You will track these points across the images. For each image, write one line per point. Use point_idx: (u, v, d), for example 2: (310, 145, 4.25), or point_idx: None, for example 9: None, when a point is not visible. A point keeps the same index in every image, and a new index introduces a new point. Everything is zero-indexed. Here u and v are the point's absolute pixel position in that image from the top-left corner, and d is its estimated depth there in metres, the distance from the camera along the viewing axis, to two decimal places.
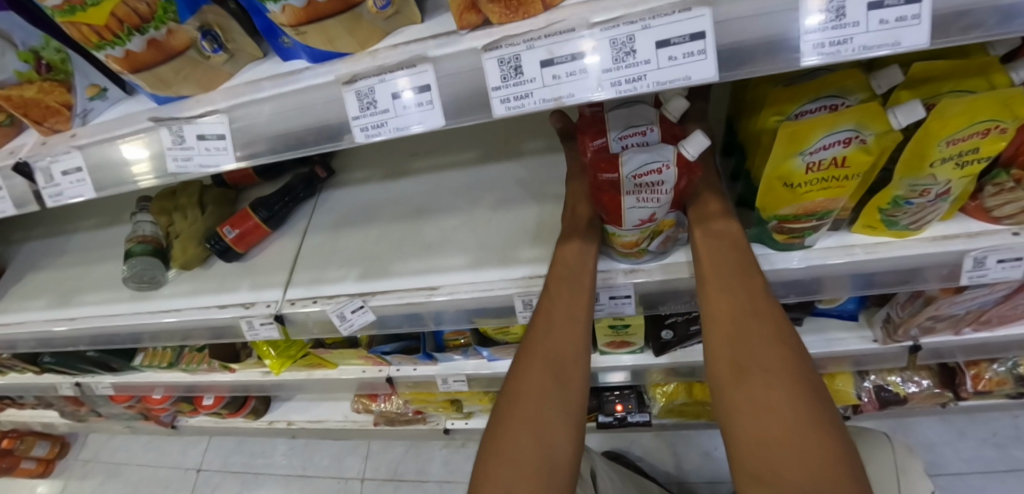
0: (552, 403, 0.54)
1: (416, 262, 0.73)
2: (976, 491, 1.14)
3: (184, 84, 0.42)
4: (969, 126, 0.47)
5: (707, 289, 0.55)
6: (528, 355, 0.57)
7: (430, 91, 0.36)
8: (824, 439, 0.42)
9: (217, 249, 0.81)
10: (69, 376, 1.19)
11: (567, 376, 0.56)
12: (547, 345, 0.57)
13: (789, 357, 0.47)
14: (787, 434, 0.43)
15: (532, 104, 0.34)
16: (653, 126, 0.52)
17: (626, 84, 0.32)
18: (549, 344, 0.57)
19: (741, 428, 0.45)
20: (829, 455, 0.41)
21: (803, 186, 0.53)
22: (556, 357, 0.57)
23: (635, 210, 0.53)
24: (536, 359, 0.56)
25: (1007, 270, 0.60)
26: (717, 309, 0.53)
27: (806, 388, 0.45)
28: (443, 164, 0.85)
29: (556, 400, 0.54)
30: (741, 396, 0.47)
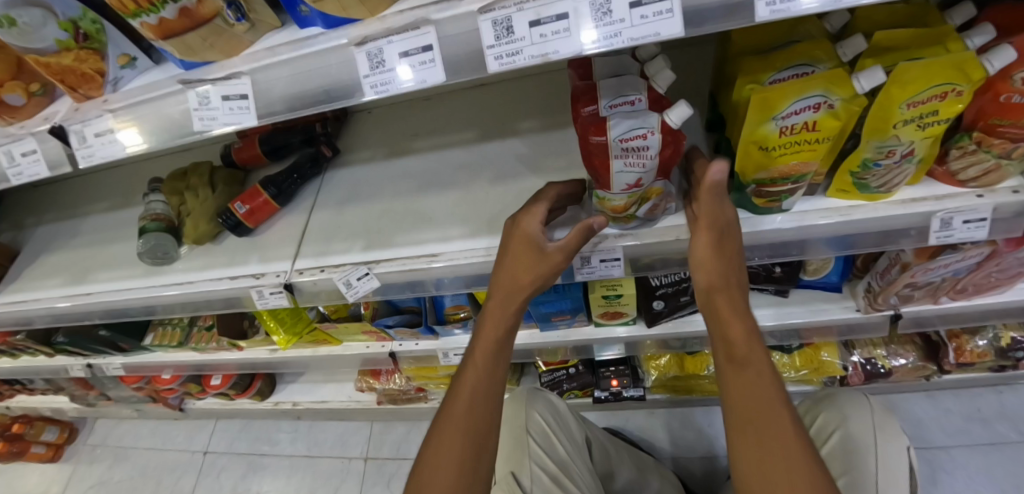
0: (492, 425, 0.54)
1: (417, 233, 0.77)
2: (959, 463, 1.18)
3: (209, 51, 0.47)
4: (926, 89, 0.50)
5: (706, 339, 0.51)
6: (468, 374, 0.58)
7: (432, 51, 0.40)
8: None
9: (228, 224, 0.85)
10: (80, 357, 1.23)
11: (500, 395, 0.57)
12: (480, 376, 0.57)
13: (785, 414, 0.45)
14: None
15: (522, 61, 0.38)
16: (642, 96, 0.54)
17: (605, 40, 0.36)
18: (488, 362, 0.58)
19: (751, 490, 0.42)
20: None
21: (778, 149, 0.57)
22: (485, 407, 0.55)
23: (623, 174, 0.59)
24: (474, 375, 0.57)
25: (972, 231, 0.64)
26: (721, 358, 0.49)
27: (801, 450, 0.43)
28: (442, 143, 0.89)
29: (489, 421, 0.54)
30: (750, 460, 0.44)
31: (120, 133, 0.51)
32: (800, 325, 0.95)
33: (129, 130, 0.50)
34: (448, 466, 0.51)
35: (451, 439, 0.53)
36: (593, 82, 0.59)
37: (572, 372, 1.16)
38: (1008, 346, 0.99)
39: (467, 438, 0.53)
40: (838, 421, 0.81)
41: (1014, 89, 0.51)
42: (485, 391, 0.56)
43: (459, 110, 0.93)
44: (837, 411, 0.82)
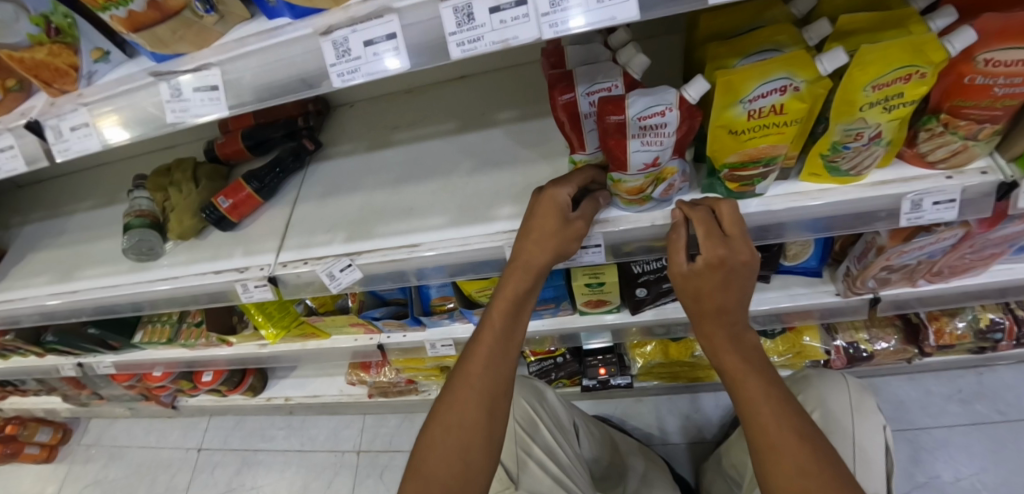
0: (498, 388, 0.59)
1: (398, 224, 0.78)
2: (941, 443, 1.20)
3: (180, 43, 0.47)
4: (889, 71, 0.51)
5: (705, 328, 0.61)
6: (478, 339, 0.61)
7: (396, 38, 0.41)
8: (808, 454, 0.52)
9: (212, 219, 0.86)
10: (70, 356, 1.23)
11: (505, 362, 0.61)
12: (490, 351, 0.60)
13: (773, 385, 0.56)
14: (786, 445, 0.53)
15: (483, 47, 0.39)
16: (617, 82, 0.57)
17: (561, 26, 0.37)
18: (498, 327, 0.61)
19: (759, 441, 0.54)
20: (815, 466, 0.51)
21: (746, 132, 0.58)
22: (490, 391, 0.59)
23: (640, 153, 0.59)
24: (483, 343, 0.61)
25: (942, 212, 0.64)
26: (719, 348, 0.60)
27: (792, 414, 0.55)
28: (423, 134, 0.90)
29: (496, 383, 0.59)
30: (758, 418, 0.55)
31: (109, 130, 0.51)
32: (781, 310, 0.96)
33: (113, 125, 0.51)
34: (459, 448, 0.55)
35: (460, 420, 0.57)
36: (567, 70, 0.60)
37: (560, 361, 1.18)
38: (986, 328, 1.01)
39: (477, 421, 0.57)
40: (814, 403, 0.82)
41: (977, 70, 0.52)
42: (491, 374, 0.59)
43: (441, 102, 0.94)
44: (816, 391, 0.83)
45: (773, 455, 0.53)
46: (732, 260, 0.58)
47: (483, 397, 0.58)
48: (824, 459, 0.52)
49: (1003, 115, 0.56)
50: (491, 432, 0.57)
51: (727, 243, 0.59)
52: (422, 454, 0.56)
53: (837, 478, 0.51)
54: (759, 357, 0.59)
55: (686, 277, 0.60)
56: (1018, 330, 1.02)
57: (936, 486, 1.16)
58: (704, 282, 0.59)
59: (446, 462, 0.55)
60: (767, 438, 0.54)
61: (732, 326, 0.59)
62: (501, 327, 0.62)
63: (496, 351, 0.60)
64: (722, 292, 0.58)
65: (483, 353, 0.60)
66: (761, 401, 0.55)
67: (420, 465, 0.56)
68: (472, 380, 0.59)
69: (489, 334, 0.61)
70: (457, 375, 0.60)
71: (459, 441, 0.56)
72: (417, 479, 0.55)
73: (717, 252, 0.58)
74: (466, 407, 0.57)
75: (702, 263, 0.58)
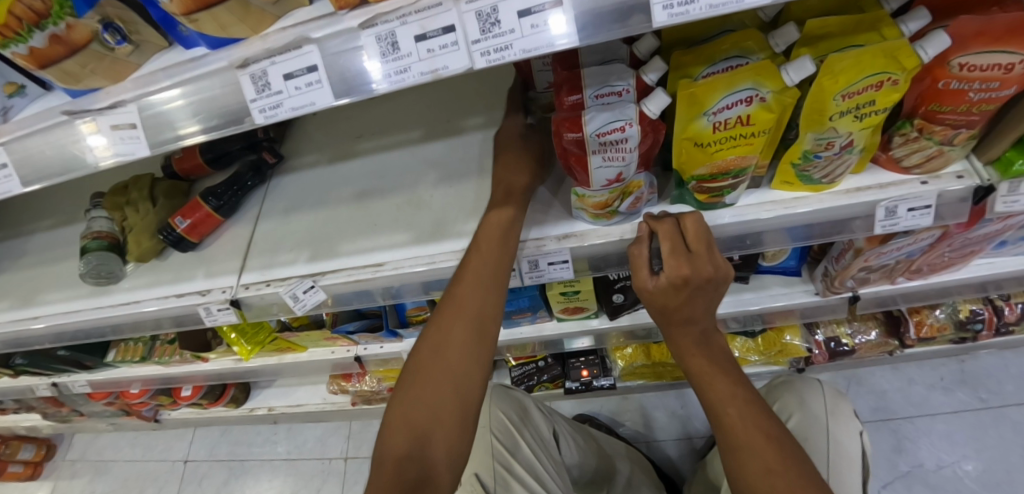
0: (483, 323, 0.59)
1: (360, 242, 0.75)
2: (924, 433, 1.21)
3: (93, 76, 0.44)
4: (860, 79, 0.48)
5: (673, 332, 0.60)
6: (465, 271, 0.61)
7: (317, 71, 0.38)
8: (776, 447, 0.53)
9: (170, 240, 0.82)
10: (44, 377, 1.20)
11: (488, 302, 0.60)
12: (475, 287, 0.60)
13: (737, 384, 0.57)
14: (754, 437, 0.54)
15: (412, 78, 0.36)
16: (629, 88, 0.52)
17: (495, 53, 0.34)
18: (484, 262, 0.60)
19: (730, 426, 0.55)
20: (780, 458, 0.52)
21: (713, 144, 0.55)
22: (481, 313, 0.59)
23: (602, 169, 0.56)
24: (469, 276, 0.60)
25: (918, 219, 0.62)
26: (684, 346, 0.60)
27: (757, 410, 0.56)
28: (387, 144, 0.86)
29: (482, 318, 0.59)
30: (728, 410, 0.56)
31: (94, 135, 0.44)
32: (760, 311, 0.95)
33: (62, 149, 0.46)
34: (450, 374, 0.57)
35: (452, 347, 0.58)
36: (577, 69, 0.54)
37: (541, 365, 1.16)
38: (966, 319, 1.00)
39: (467, 343, 0.58)
40: (790, 409, 0.81)
41: (951, 75, 0.49)
42: (476, 309, 0.59)
43: (404, 108, 0.90)
44: (795, 396, 0.82)
45: (739, 455, 0.54)
46: (696, 280, 0.55)
47: (473, 326, 0.58)
48: (788, 453, 0.53)
49: (980, 120, 0.53)
50: (482, 355, 0.58)
51: (692, 262, 0.56)
52: (411, 380, 0.58)
53: (803, 476, 0.51)
54: (726, 359, 0.60)
55: (652, 294, 0.58)
56: (998, 320, 1.01)
57: (919, 475, 1.17)
58: (668, 299, 0.57)
59: (426, 397, 0.56)
60: (736, 437, 0.54)
61: (699, 331, 0.59)
62: (488, 264, 0.60)
63: (485, 274, 0.60)
64: (697, 298, 0.57)
65: (472, 279, 0.60)
66: (727, 401, 0.56)
67: (406, 392, 0.57)
68: (464, 305, 0.59)
69: (479, 260, 0.60)
70: (447, 306, 0.60)
71: (449, 369, 0.57)
72: (405, 405, 0.56)
73: (681, 272, 0.55)
74: (457, 336, 0.58)
75: (666, 282, 0.56)
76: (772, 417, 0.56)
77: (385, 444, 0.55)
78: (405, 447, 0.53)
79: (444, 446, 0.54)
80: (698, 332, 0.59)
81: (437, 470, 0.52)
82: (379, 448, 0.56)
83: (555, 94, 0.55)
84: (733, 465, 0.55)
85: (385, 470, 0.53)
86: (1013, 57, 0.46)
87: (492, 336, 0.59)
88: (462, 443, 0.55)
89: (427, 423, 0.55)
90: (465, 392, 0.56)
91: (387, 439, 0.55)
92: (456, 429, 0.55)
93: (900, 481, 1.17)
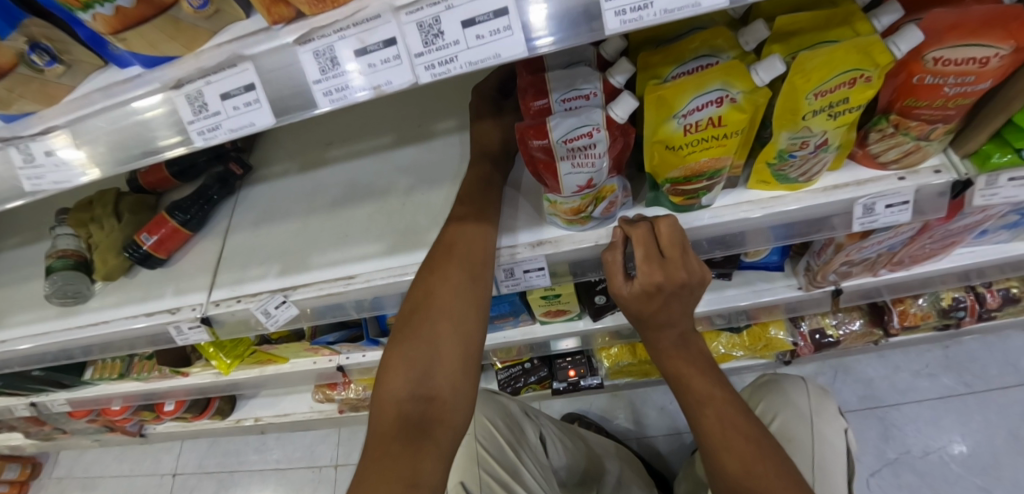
0: (475, 262, 0.59)
1: (331, 254, 0.73)
2: (910, 419, 1.21)
3: (22, 101, 0.40)
4: (833, 77, 0.46)
5: (648, 331, 0.60)
6: (454, 219, 0.62)
7: (255, 90, 0.35)
8: (751, 444, 0.54)
9: (136, 257, 0.80)
10: (22, 397, 1.18)
11: (478, 243, 0.60)
12: (464, 230, 0.61)
13: (713, 386, 0.57)
14: (733, 432, 0.54)
15: (353, 95, 0.34)
16: (596, 90, 0.50)
17: (440, 67, 0.32)
18: (470, 210, 0.62)
19: (708, 424, 0.55)
20: (754, 447, 0.53)
21: (685, 147, 0.54)
22: (473, 252, 0.60)
23: (572, 176, 0.54)
24: (458, 221, 0.62)
25: (897, 214, 0.61)
26: (662, 344, 0.59)
27: (734, 408, 0.56)
28: (357, 151, 0.84)
29: (474, 257, 0.59)
30: (708, 395, 0.57)
31: (27, 164, 0.42)
32: (745, 307, 0.94)
33: None
34: (445, 312, 0.56)
35: (446, 286, 0.57)
36: (541, 74, 0.53)
37: (528, 367, 1.15)
38: (949, 307, 1.01)
39: (463, 279, 0.57)
40: (775, 408, 0.80)
41: (926, 70, 0.47)
42: (468, 249, 0.60)
43: (374, 112, 0.87)
44: (781, 396, 0.81)
45: (719, 454, 0.54)
46: (669, 287, 0.54)
47: (465, 267, 0.58)
48: (764, 449, 0.54)
49: (956, 115, 0.52)
50: (477, 293, 0.58)
51: (664, 268, 0.55)
52: (406, 323, 0.57)
53: (778, 469, 0.52)
54: (704, 360, 0.60)
55: (627, 299, 0.58)
56: (981, 307, 1.01)
57: (908, 462, 1.17)
58: (642, 306, 0.57)
59: (424, 333, 0.55)
60: (715, 437, 0.55)
61: (677, 334, 0.59)
62: (477, 210, 0.63)
63: (473, 219, 0.62)
64: (676, 300, 0.56)
65: (461, 224, 0.61)
66: (705, 402, 0.56)
67: (403, 335, 0.56)
68: (455, 247, 0.60)
69: (466, 205, 0.63)
70: (438, 249, 0.60)
71: (445, 307, 0.56)
72: (403, 345, 0.55)
73: (653, 279, 0.54)
74: (450, 273, 0.58)
75: (639, 288, 0.55)
76: (750, 415, 0.56)
77: (383, 390, 0.54)
78: (406, 389, 0.52)
79: (447, 382, 0.53)
80: (677, 331, 0.59)
81: (441, 407, 0.51)
82: (377, 398, 0.54)
83: (520, 99, 0.53)
84: (712, 458, 0.55)
85: (386, 414, 0.52)
86: (989, 51, 0.44)
87: (487, 275, 0.60)
88: (464, 382, 0.54)
89: (427, 360, 0.53)
90: (462, 328, 0.55)
91: (385, 386, 0.54)
92: (455, 367, 0.54)
93: (888, 468, 1.18)
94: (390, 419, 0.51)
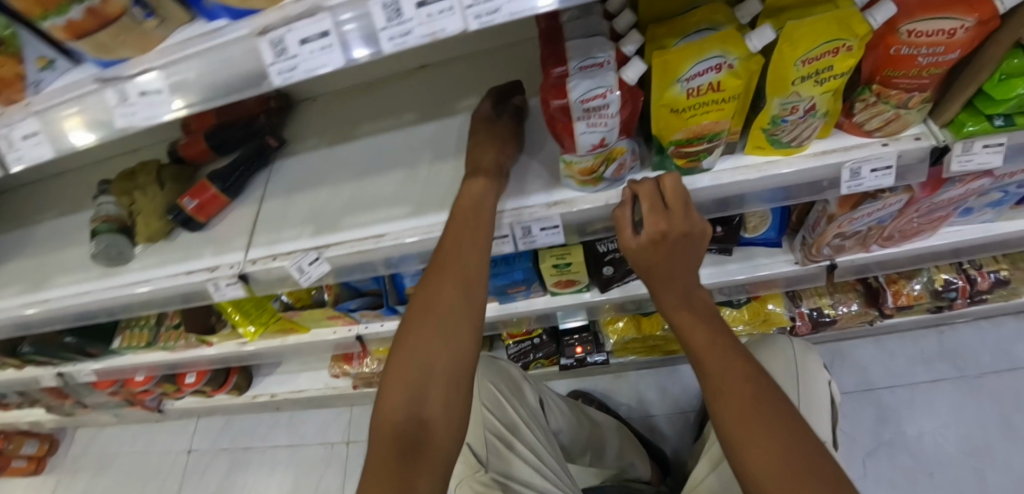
0: (468, 277, 0.60)
1: (361, 216, 0.80)
2: (904, 400, 1.26)
3: (124, 47, 0.48)
4: (818, 46, 0.53)
5: (653, 288, 0.64)
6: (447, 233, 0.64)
7: (330, 36, 0.42)
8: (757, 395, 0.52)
9: (179, 219, 0.87)
10: (50, 366, 1.23)
11: (473, 259, 0.62)
12: (456, 245, 0.62)
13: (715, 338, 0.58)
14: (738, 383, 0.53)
15: (413, 40, 0.41)
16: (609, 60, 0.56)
17: (486, 16, 0.39)
18: (463, 225, 0.64)
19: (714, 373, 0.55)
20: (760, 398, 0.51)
21: (687, 110, 0.60)
22: (467, 268, 0.61)
23: (587, 135, 0.61)
24: (451, 236, 0.63)
25: (880, 179, 0.67)
26: (665, 300, 0.63)
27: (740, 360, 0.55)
28: (385, 126, 0.91)
29: (468, 269, 0.61)
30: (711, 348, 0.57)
31: (121, 102, 0.48)
32: (744, 281, 1.00)
33: (90, 116, 0.50)
34: (439, 328, 0.57)
35: (440, 303, 0.59)
36: (561, 43, 0.59)
37: (537, 342, 1.21)
38: (942, 288, 1.06)
39: (457, 297, 0.59)
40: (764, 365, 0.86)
41: (902, 41, 0.54)
42: (461, 262, 0.61)
43: (401, 92, 0.94)
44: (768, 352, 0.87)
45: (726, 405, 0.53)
46: (673, 234, 0.61)
47: (459, 283, 0.60)
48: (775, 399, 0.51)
49: (930, 83, 0.59)
50: (471, 310, 0.59)
51: (669, 217, 0.62)
52: (404, 334, 0.59)
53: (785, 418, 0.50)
54: (712, 317, 0.61)
55: (635, 252, 0.64)
56: (972, 288, 1.07)
57: (902, 441, 1.22)
58: (649, 257, 0.63)
59: (421, 350, 0.56)
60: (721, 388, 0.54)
61: (682, 289, 0.62)
62: (471, 221, 0.64)
63: (466, 234, 0.63)
64: (678, 251, 0.61)
65: (454, 237, 0.63)
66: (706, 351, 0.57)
67: (402, 349, 0.57)
68: (450, 265, 0.61)
69: (461, 218, 0.64)
70: (434, 263, 0.62)
71: (439, 323, 0.57)
72: (400, 357, 0.57)
73: (658, 227, 0.61)
74: (444, 290, 0.59)
75: (647, 239, 0.62)
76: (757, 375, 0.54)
77: (382, 410, 0.55)
78: (401, 412, 0.53)
79: (441, 403, 0.54)
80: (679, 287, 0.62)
81: (436, 427, 0.53)
82: (377, 413, 0.55)
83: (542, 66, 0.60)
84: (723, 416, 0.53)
85: (384, 433, 0.53)
86: (955, 23, 0.51)
87: (481, 295, 0.61)
88: (459, 401, 0.55)
89: (423, 378, 0.55)
90: (454, 345, 0.57)
91: (385, 402, 0.55)
92: (451, 385, 0.55)
93: (883, 449, 1.23)
94: (388, 437, 0.52)
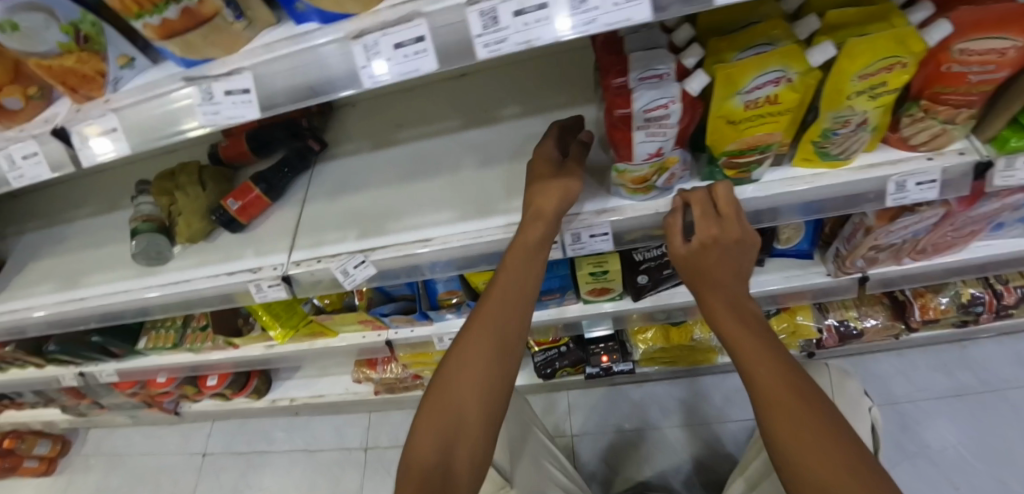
0: (506, 329, 0.60)
1: (407, 220, 0.80)
2: (925, 413, 1.27)
3: (210, 47, 0.49)
4: (874, 62, 0.55)
5: (701, 292, 0.62)
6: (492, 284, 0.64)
7: (424, 41, 0.43)
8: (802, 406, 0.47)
9: (222, 220, 0.87)
10: (73, 366, 1.22)
11: (513, 312, 0.61)
12: (500, 294, 0.62)
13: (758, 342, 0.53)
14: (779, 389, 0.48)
15: (508, 48, 0.41)
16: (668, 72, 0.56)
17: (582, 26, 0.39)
18: (509, 277, 0.63)
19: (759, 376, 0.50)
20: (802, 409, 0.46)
21: (743, 121, 0.62)
22: (507, 319, 0.60)
23: (645, 144, 0.62)
24: (496, 289, 0.63)
25: (925, 192, 0.69)
26: (712, 305, 0.60)
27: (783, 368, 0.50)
28: (428, 132, 0.92)
29: (508, 320, 0.60)
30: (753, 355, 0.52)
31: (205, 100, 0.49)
32: (775, 292, 1.01)
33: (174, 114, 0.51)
34: (471, 377, 0.56)
35: (472, 351, 0.57)
36: (622, 55, 0.60)
37: (563, 349, 1.21)
38: (968, 302, 1.07)
39: (496, 346, 0.58)
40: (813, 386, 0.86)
41: (954, 59, 0.56)
42: (503, 311, 0.61)
43: (444, 99, 0.96)
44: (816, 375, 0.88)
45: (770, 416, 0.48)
46: (724, 239, 0.61)
47: (496, 338, 0.59)
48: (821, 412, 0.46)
49: (979, 100, 0.61)
50: (507, 364, 0.58)
51: (721, 223, 0.63)
52: (437, 379, 0.58)
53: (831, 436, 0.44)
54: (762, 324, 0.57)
55: (683, 257, 0.64)
56: (997, 303, 1.08)
57: (927, 455, 1.23)
58: (697, 261, 0.62)
59: (452, 395, 0.55)
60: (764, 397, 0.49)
61: (728, 296, 0.60)
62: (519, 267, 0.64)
63: (513, 288, 0.62)
64: (727, 258, 0.61)
65: (499, 289, 0.62)
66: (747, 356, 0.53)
67: (434, 393, 0.57)
68: (490, 314, 0.60)
69: (511, 267, 0.64)
70: (475, 312, 0.62)
71: (473, 372, 0.56)
72: (433, 401, 0.56)
73: (710, 232, 0.62)
74: (479, 340, 0.58)
75: (696, 242, 0.62)
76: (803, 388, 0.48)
77: (411, 454, 0.54)
78: (432, 457, 0.52)
79: (468, 457, 0.52)
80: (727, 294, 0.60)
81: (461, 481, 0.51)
82: (406, 458, 0.54)
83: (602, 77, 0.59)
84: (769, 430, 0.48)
85: (411, 477, 0.52)
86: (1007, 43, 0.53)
87: (519, 351, 0.60)
88: (486, 455, 0.54)
89: (454, 427, 0.53)
90: (487, 394, 0.55)
91: (414, 447, 0.54)
92: (482, 438, 0.53)
93: (906, 462, 1.23)
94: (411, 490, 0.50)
